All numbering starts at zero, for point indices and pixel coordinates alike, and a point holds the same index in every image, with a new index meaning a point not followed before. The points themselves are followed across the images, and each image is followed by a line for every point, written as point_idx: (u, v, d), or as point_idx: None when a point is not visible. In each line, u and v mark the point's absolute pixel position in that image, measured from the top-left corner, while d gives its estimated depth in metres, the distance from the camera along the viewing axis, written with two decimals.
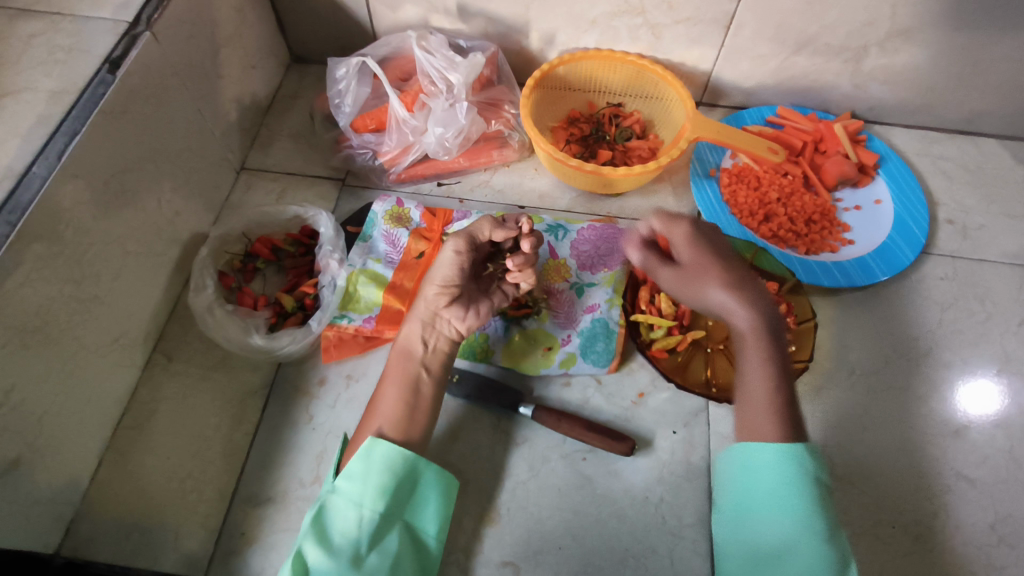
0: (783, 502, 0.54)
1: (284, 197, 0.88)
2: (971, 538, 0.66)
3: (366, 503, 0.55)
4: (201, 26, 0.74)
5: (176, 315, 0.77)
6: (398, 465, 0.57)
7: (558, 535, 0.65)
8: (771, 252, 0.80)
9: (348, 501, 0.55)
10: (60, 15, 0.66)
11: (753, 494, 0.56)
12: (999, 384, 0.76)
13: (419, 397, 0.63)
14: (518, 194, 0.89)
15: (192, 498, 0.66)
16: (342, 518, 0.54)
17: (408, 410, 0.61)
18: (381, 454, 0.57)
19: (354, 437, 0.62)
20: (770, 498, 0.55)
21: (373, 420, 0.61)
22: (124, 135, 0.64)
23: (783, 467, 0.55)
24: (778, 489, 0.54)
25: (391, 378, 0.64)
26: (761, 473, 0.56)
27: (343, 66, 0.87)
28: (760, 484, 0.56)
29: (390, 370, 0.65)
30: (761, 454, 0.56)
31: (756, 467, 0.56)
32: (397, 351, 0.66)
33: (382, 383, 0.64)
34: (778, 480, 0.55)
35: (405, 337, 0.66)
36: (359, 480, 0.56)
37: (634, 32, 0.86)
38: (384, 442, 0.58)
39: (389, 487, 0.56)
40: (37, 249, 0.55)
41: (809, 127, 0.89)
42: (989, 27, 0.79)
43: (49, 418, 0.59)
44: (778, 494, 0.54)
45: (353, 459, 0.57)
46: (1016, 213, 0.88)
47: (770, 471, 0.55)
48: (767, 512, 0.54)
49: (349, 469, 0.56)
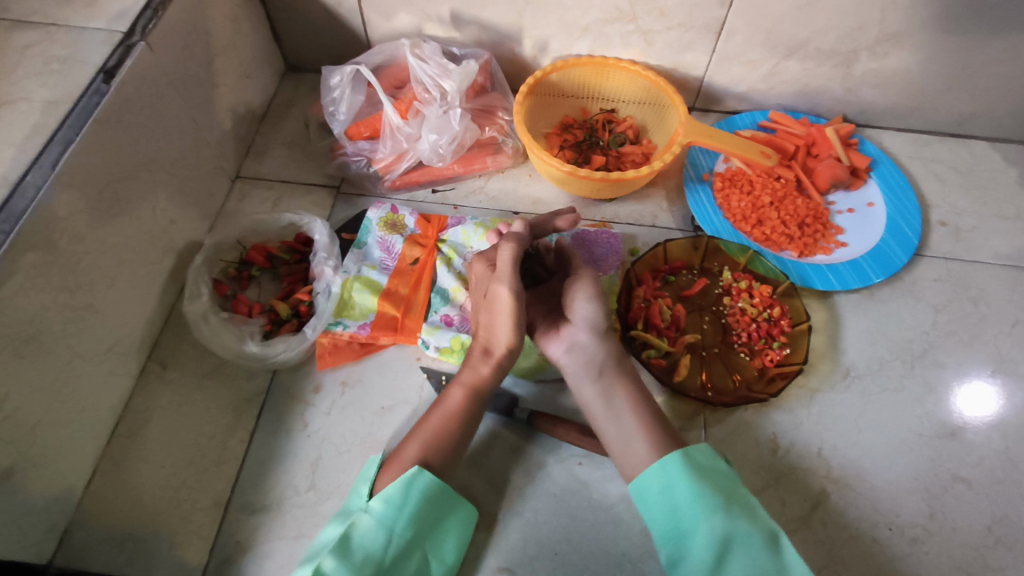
0: (683, 510, 0.55)
1: (279, 205, 0.88)
2: (968, 539, 0.66)
3: (397, 529, 0.55)
4: (196, 36, 0.74)
5: (171, 323, 0.77)
6: (435, 496, 0.57)
7: (554, 541, 0.65)
8: (765, 256, 0.81)
9: (379, 523, 0.55)
10: (56, 25, 0.67)
11: (659, 513, 0.57)
12: (995, 385, 0.76)
13: (469, 431, 0.62)
14: (513, 200, 0.89)
15: (186, 507, 0.66)
16: (371, 539, 0.54)
17: (459, 441, 0.61)
18: (421, 484, 0.57)
19: (390, 459, 0.60)
20: (675, 508, 0.56)
21: (417, 446, 0.60)
22: (119, 144, 0.64)
23: (666, 478, 0.57)
24: (671, 497, 0.56)
25: (451, 417, 0.61)
26: (652, 492, 0.57)
27: (338, 75, 0.88)
28: (664, 500, 0.56)
29: (448, 404, 0.63)
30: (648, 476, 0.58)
31: (650, 492, 0.57)
32: (462, 388, 0.63)
33: (435, 410, 0.62)
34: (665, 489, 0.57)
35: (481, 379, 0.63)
36: (395, 506, 0.55)
37: (626, 39, 0.87)
38: (428, 472, 0.57)
39: (423, 517, 0.56)
40: (32, 258, 0.55)
41: (801, 131, 0.89)
42: (978, 31, 0.79)
43: (42, 427, 0.59)
44: (681, 501, 0.55)
45: (394, 482, 0.57)
46: (1008, 215, 0.89)
47: (661, 483, 0.57)
48: (699, 529, 0.54)
49: (386, 492, 0.56)
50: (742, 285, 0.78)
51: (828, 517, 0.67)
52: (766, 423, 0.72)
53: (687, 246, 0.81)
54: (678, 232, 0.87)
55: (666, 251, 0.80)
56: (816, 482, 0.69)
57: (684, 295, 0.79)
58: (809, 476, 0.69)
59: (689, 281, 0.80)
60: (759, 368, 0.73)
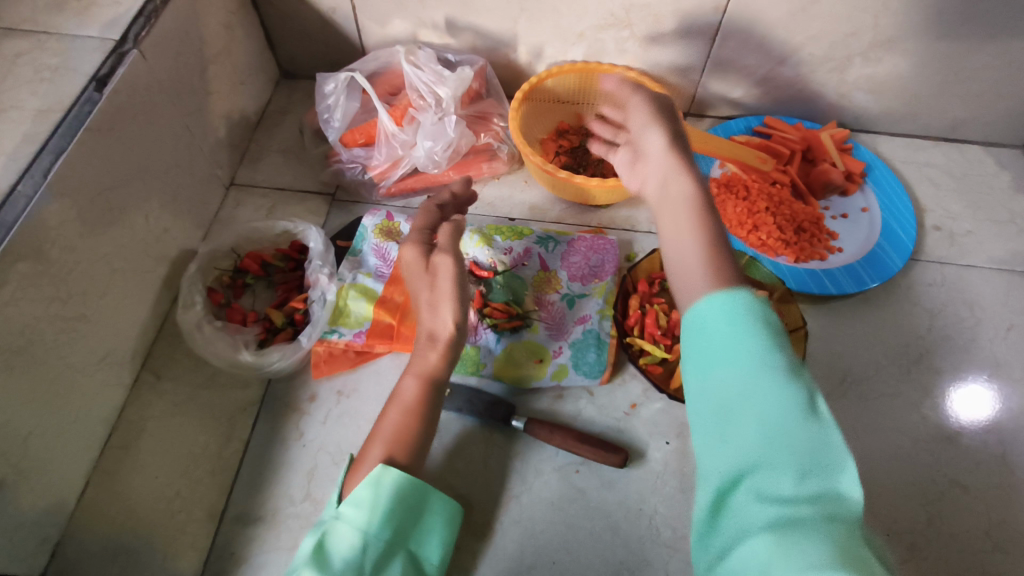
0: (747, 356, 0.41)
1: (273, 213, 0.87)
2: (966, 545, 0.66)
3: (371, 530, 0.53)
4: (189, 43, 0.74)
5: (164, 332, 0.76)
6: (407, 493, 0.56)
7: (552, 550, 0.65)
8: (761, 261, 0.81)
9: (353, 528, 0.53)
10: (47, 33, 0.66)
11: (716, 348, 0.42)
12: (990, 389, 0.76)
13: (431, 423, 0.61)
14: (508, 207, 0.89)
15: (180, 518, 0.65)
16: (346, 545, 0.52)
17: (422, 436, 0.60)
18: (390, 481, 0.55)
19: (357, 462, 0.59)
20: (745, 394, 0.40)
21: (381, 446, 0.58)
22: (111, 152, 0.64)
23: (738, 314, 0.43)
24: (738, 331, 0.42)
25: (405, 406, 0.61)
26: (711, 326, 0.43)
27: (331, 82, 0.87)
28: (729, 322, 0.43)
29: (403, 396, 0.62)
30: (717, 364, 0.42)
31: (710, 347, 0.43)
32: (416, 377, 0.62)
33: (389, 407, 0.61)
34: (734, 316, 0.43)
35: (431, 366, 0.62)
36: (367, 507, 0.54)
37: (621, 45, 0.87)
38: (394, 469, 0.56)
39: (397, 516, 0.54)
40: (22, 268, 0.55)
41: (796, 137, 0.90)
42: (971, 36, 0.80)
43: (33, 439, 0.58)
44: (756, 374, 0.40)
45: (361, 485, 0.55)
46: (1001, 219, 0.89)
47: (733, 377, 0.41)
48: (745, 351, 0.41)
49: (355, 496, 0.54)
50: None
51: None
52: None
53: None
54: None
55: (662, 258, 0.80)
56: None
57: None
58: None
59: None
60: None
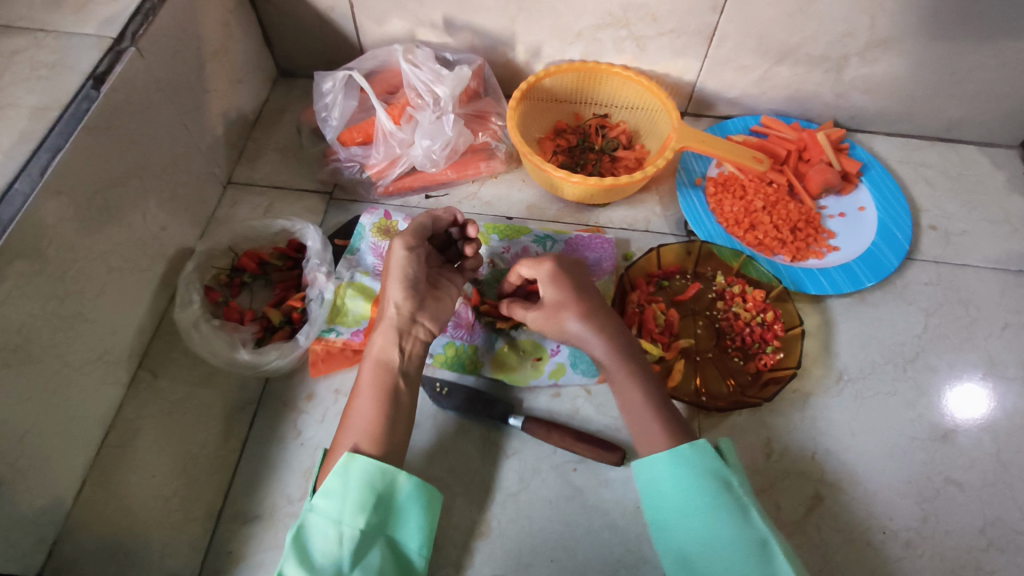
0: (696, 501, 0.55)
1: (270, 211, 0.87)
2: (961, 543, 0.67)
3: (344, 519, 0.54)
4: (187, 41, 0.74)
5: (162, 331, 0.76)
6: (378, 480, 0.56)
7: (549, 548, 0.65)
8: (758, 260, 0.81)
9: (326, 518, 0.54)
10: (44, 31, 0.66)
11: (672, 511, 0.56)
12: (985, 388, 0.77)
13: (404, 411, 0.62)
14: (506, 206, 0.89)
15: (178, 517, 0.65)
16: (322, 535, 0.53)
17: (388, 421, 0.60)
18: (358, 469, 0.56)
19: (333, 449, 0.60)
20: (702, 551, 0.54)
21: (352, 434, 0.59)
22: (109, 150, 0.63)
23: (680, 460, 0.57)
24: (686, 493, 0.56)
25: (364, 391, 0.62)
26: (665, 499, 0.57)
27: (330, 80, 0.87)
28: (676, 481, 0.57)
29: (363, 381, 0.63)
30: (676, 523, 0.56)
31: (667, 508, 0.57)
32: (370, 362, 0.64)
33: (353, 397, 0.62)
34: (686, 475, 0.56)
35: (380, 348, 0.64)
36: (337, 496, 0.54)
37: (619, 44, 0.87)
38: (362, 457, 0.56)
39: (370, 503, 0.55)
40: (19, 267, 0.55)
41: (793, 136, 0.90)
42: (967, 36, 0.80)
43: (31, 438, 0.58)
44: (707, 535, 0.54)
45: (331, 475, 0.56)
46: (996, 218, 0.90)
47: (692, 534, 0.54)
48: (684, 506, 0.56)
49: (326, 486, 0.55)
50: (736, 290, 0.78)
51: (822, 521, 0.67)
52: (760, 428, 0.72)
53: (680, 250, 0.81)
54: (671, 236, 0.87)
55: (660, 257, 0.80)
56: (810, 486, 0.69)
57: (677, 301, 0.79)
58: (803, 480, 0.69)
59: (682, 286, 0.81)
60: (753, 372, 0.74)
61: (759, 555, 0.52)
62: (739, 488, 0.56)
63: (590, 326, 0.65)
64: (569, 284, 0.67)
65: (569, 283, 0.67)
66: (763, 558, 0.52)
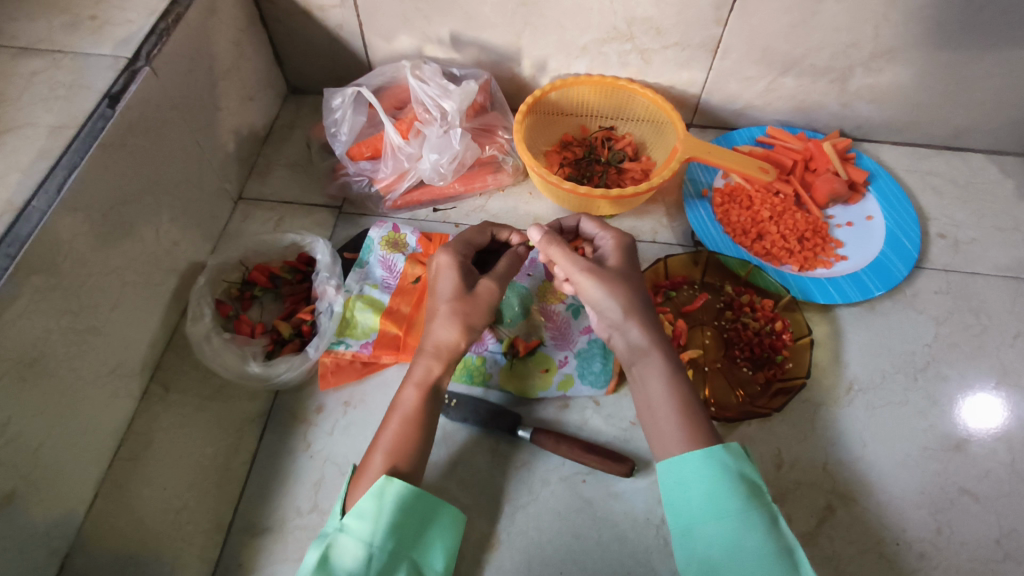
0: (727, 503, 0.54)
1: (281, 225, 0.88)
2: (977, 554, 0.66)
3: (376, 541, 0.53)
4: (199, 60, 0.76)
5: (173, 344, 0.77)
6: (410, 504, 0.56)
7: (559, 560, 0.65)
8: (766, 270, 0.81)
9: (358, 540, 0.54)
10: (62, 52, 0.68)
11: (699, 513, 0.55)
12: (999, 397, 0.76)
13: (430, 430, 0.62)
14: (513, 218, 0.90)
15: (188, 530, 0.65)
16: (351, 556, 0.53)
17: (422, 445, 0.60)
18: (394, 492, 0.56)
19: (361, 471, 0.59)
20: (728, 556, 0.53)
21: (387, 455, 0.58)
22: (123, 167, 0.65)
23: (714, 460, 0.56)
24: (716, 494, 0.55)
25: (407, 416, 0.61)
26: (693, 497, 0.56)
27: (339, 97, 0.88)
28: (704, 483, 0.56)
29: (403, 405, 0.62)
30: (701, 526, 0.55)
31: (694, 509, 0.56)
32: (415, 388, 0.64)
33: (391, 417, 0.62)
34: (718, 475, 0.56)
35: (428, 371, 0.64)
36: (371, 519, 0.54)
37: (624, 58, 0.88)
38: (398, 481, 0.56)
39: (401, 527, 0.55)
40: (35, 281, 0.56)
41: (799, 146, 0.90)
42: (971, 46, 0.80)
43: (44, 450, 0.59)
44: (738, 539, 0.53)
45: (366, 496, 0.56)
46: (1006, 226, 0.89)
47: (718, 537, 0.54)
48: (711, 514, 0.55)
49: (360, 507, 0.55)
50: (744, 300, 0.78)
51: (835, 532, 0.66)
52: (770, 438, 0.72)
53: (687, 261, 0.81)
54: (679, 247, 0.88)
55: (668, 267, 0.81)
56: (822, 497, 0.68)
57: (685, 311, 0.79)
58: (814, 491, 0.69)
59: (690, 296, 0.81)
60: (762, 382, 0.73)
61: (787, 561, 0.53)
62: (765, 495, 0.56)
63: (638, 310, 0.65)
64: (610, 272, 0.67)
65: (631, 260, 0.69)
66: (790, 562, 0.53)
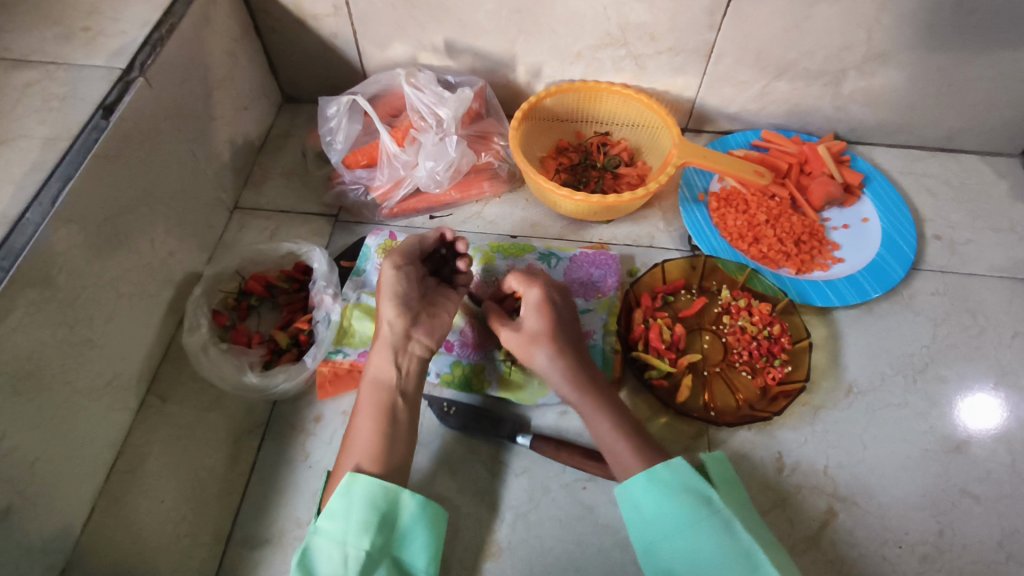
0: (677, 518, 0.55)
1: (276, 235, 0.88)
2: (980, 556, 0.66)
3: (349, 539, 0.54)
4: (194, 69, 0.75)
5: (170, 356, 0.77)
6: (379, 499, 0.56)
7: (560, 568, 0.64)
8: (763, 273, 0.81)
9: (331, 540, 0.54)
10: (55, 63, 0.68)
11: (654, 531, 0.56)
12: (998, 398, 0.76)
13: (401, 428, 0.62)
14: (510, 224, 0.90)
15: (187, 543, 0.65)
16: (327, 558, 0.53)
17: (387, 439, 0.60)
18: (361, 489, 0.56)
19: (336, 471, 0.60)
20: (692, 568, 0.53)
21: (355, 456, 0.60)
22: (117, 178, 0.64)
23: (657, 479, 0.58)
24: (665, 510, 0.56)
25: (365, 410, 0.62)
26: (646, 518, 0.57)
27: (333, 105, 0.88)
28: (656, 497, 0.57)
29: (362, 400, 0.64)
30: (661, 545, 0.56)
31: (651, 530, 0.56)
32: (368, 382, 0.65)
33: (354, 417, 0.63)
34: (663, 493, 0.57)
35: (376, 367, 0.65)
36: (341, 517, 0.55)
37: (618, 63, 0.88)
38: (363, 477, 0.57)
39: (373, 524, 0.55)
40: (29, 295, 0.55)
41: (794, 149, 0.91)
42: (962, 48, 0.81)
43: (40, 465, 0.58)
44: (698, 552, 0.54)
45: (334, 497, 0.56)
46: (1001, 226, 0.89)
47: (680, 551, 0.54)
48: (665, 535, 0.56)
49: (330, 507, 0.55)
50: (741, 304, 0.78)
51: (837, 536, 0.66)
52: (770, 443, 0.72)
53: (685, 266, 0.81)
54: (676, 251, 0.88)
55: (665, 272, 0.81)
56: (823, 500, 0.68)
57: (683, 315, 0.79)
58: (815, 495, 0.68)
59: (688, 301, 0.81)
60: (761, 387, 0.73)
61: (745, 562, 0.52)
62: (716, 501, 0.56)
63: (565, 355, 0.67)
64: (557, 311, 0.70)
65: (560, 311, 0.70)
66: (748, 562, 0.52)
